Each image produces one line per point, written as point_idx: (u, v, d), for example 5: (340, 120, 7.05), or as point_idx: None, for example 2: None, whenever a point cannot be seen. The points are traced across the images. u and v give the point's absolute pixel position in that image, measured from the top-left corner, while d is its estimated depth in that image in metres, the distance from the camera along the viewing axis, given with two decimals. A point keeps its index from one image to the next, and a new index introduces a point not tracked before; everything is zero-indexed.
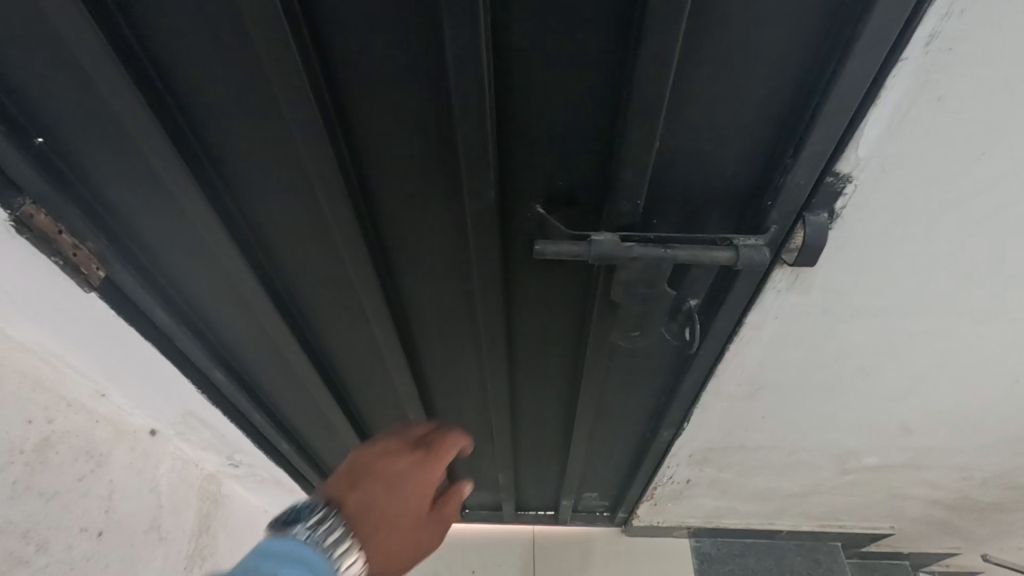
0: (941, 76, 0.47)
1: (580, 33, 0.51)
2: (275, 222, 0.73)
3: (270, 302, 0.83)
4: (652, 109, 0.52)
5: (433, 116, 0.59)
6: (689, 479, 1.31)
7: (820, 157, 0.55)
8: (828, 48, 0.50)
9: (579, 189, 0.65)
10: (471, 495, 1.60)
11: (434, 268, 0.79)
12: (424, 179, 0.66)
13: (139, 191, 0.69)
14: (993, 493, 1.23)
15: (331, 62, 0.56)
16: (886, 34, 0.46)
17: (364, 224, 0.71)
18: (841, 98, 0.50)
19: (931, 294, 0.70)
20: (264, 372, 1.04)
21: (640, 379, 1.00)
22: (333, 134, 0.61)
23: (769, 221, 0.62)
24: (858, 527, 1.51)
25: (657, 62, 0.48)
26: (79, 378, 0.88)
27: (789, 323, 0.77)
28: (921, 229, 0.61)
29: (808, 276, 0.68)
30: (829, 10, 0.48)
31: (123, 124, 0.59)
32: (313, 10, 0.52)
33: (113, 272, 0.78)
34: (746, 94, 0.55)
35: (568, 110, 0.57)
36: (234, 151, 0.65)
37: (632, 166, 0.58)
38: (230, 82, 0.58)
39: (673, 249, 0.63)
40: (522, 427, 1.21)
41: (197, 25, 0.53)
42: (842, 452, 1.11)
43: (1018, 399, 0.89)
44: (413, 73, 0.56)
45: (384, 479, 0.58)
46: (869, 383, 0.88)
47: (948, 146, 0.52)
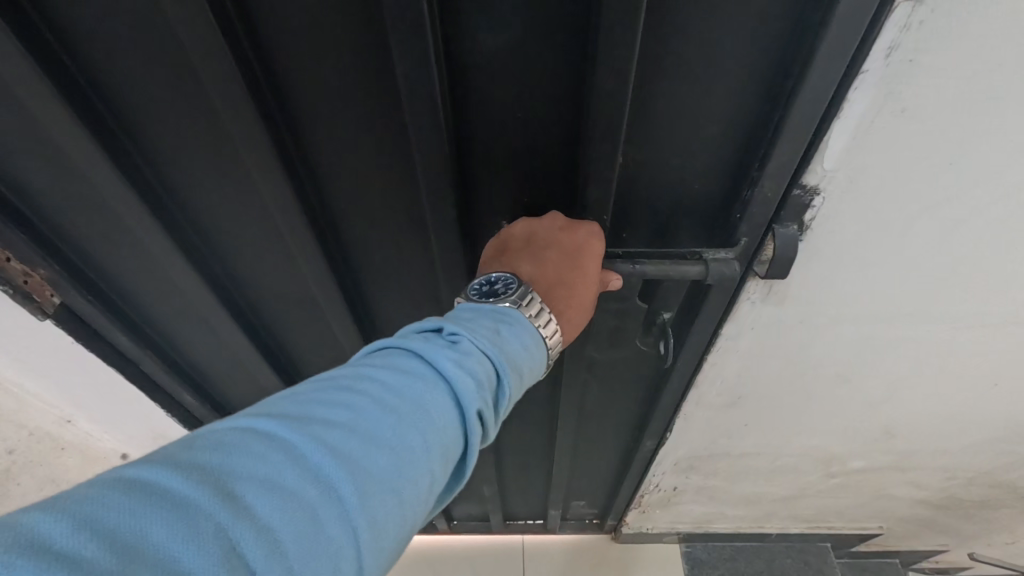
0: (905, 88, 0.46)
1: (537, 45, 0.49)
2: (236, 242, 0.72)
3: (234, 321, 0.82)
4: (612, 124, 0.50)
5: (388, 133, 0.57)
6: (676, 486, 1.29)
7: (785, 170, 0.54)
8: (789, 57, 0.49)
9: (547, 205, 0.63)
10: (458, 507, 1.58)
11: (403, 282, 0.78)
12: (386, 197, 0.65)
13: (86, 218, 0.66)
14: (977, 491, 1.23)
15: (279, 78, 0.54)
16: (846, 46, 0.45)
17: (324, 241, 0.70)
18: (803, 110, 0.49)
19: (906, 300, 0.69)
20: (236, 391, 1.01)
21: (621, 388, 0.99)
22: (285, 152, 0.60)
23: (739, 235, 0.61)
24: (847, 528, 1.51)
25: (613, 77, 0.47)
26: (45, 405, 0.90)
27: (765, 333, 0.76)
28: (895, 237, 0.60)
29: (781, 287, 0.67)
30: (786, 19, 0.47)
31: (61, 148, 0.57)
32: (255, 25, 0.50)
33: (69, 299, 0.74)
34: (709, 105, 0.54)
35: (528, 126, 0.55)
36: (186, 173, 0.63)
37: (596, 181, 0.56)
38: (175, 103, 0.56)
39: (641, 264, 0.64)
40: (504, 439, 1.19)
41: (133, 43, 0.51)
42: (826, 456, 1.10)
43: (999, 400, 0.89)
44: (365, 88, 0.54)
45: (562, 250, 0.58)
46: (851, 388, 0.87)
47: (918, 156, 0.51)
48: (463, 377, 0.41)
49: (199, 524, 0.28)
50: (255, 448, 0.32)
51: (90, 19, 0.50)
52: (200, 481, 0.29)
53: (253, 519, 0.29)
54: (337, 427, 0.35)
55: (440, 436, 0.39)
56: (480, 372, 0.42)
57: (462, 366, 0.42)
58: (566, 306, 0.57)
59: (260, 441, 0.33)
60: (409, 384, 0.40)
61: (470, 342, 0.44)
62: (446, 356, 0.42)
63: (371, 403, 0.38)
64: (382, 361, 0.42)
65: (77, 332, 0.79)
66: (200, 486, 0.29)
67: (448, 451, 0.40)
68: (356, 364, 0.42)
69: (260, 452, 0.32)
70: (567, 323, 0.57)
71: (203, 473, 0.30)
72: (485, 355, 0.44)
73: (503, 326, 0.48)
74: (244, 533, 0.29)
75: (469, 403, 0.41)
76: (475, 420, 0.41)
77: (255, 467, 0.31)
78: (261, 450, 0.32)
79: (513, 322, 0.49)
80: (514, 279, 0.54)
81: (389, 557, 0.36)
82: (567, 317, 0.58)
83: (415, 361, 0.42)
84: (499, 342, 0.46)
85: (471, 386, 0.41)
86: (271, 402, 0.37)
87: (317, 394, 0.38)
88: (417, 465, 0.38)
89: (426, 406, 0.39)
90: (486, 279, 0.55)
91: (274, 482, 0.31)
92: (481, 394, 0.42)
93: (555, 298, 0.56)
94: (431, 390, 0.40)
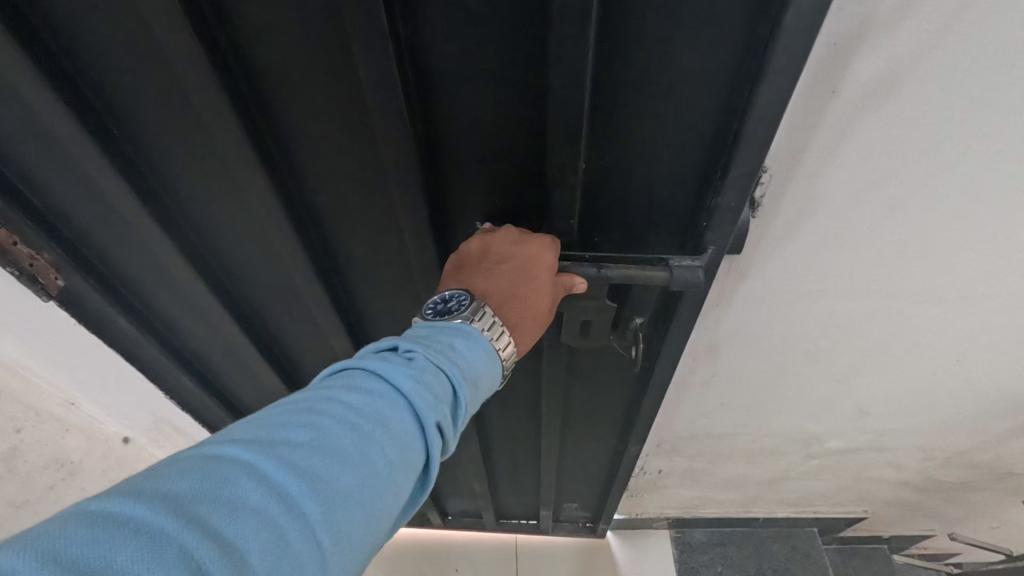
0: (833, 69, 0.51)
1: (495, 56, 0.53)
2: (225, 236, 0.76)
3: (229, 313, 0.87)
4: (568, 130, 0.54)
5: (363, 140, 0.62)
6: (661, 469, 1.33)
7: (746, 178, 0.57)
8: (741, 66, 0.53)
9: (515, 207, 0.68)
10: (453, 502, 1.63)
11: (385, 279, 0.83)
12: (364, 198, 0.69)
13: (88, 209, 0.70)
14: (956, 472, 1.26)
15: (261, 87, 0.58)
16: (794, 58, 0.47)
17: (309, 237, 0.75)
18: (760, 122, 0.52)
19: (865, 277, 0.73)
20: (231, 376, 1.06)
21: (602, 394, 1.04)
22: (266, 154, 0.64)
23: (706, 243, 0.65)
24: (833, 512, 1.54)
25: (568, 85, 0.51)
26: (50, 389, 0.96)
27: (731, 310, 0.81)
28: (843, 212, 0.64)
29: (741, 263, 0.72)
30: (735, 30, 0.50)
31: (67, 151, 0.62)
32: (236, 36, 0.54)
33: (73, 283, 0.79)
34: (665, 110, 0.57)
35: (493, 130, 0.59)
36: (176, 171, 0.67)
37: (561, 185, 0.61)
38: (164, 109, 0.60)
39: (606, 269, 0.68)
40: (492, 433, 1.22)
41: (131, 56, 0.56)
42: (804, 436, 1.13)
43: (966, 378, 0.92)
44: (339, 95, 0.58)
45: (517, 264, 0.62)
46: (821, 366, 0.91)
47: (853, 134, 0.56)
48: (422, 391, 0.44)
49: (163, 549, 0.29)
50: (219, 471, 0.34)
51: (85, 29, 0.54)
52: (164, 507, 0.31)
53: (218, 539, 0.31)
54: (300, 447, 0.38)
55: (402, 448, 0.42)
56: (436, 385, 0.46)
57: (419, 380, 0.45)
58: (519, 318, 0.61)
59: (223, 466, 0.34)
60: (369, 402, 0.42)
61: (426, 358, 0.47)
62: (403, 372, 0.45)
63: (333, 421, 0.40)
64: (343, 381, 0.44)
65: (79, 312, 0.83)
66: (163, 512, 0.31)
67: (409, 463, 0.43)
68: (316, 387, 0.44)
69: (224, 476, 0.34)
70: (522, 336, 0.61)
71: (167, 500, 0.31)
72: (441, 370, 0.47)
73: (457, 340, 0.52)
74: (209, 553, 0.30)
75: (429, 415, 0.44)
76: (434, 431, 0.45)
77: (218, 491, 0.33)
78: (223, 473, 0.34)
79: (468, 336, 0.53)
80: (466, 296, 0.58)
81: (353, 566, 0.39)
82: (519, 330, 0.61)
83: (374, 380, 0.44)
84: (454, 356, 0.50)
85: (428, 400, 0.44)
86: (234, 429, 0.39)
87: (278, 417, 0.40)
88: (378, 479, 0.40)
89: (386, 421, 0.42)
90: (441, 297, 0.59)
91: (238, 502, 0.33)
92: (439, 406, 0.45)
93: (506, 312, 0.61)
94: (392, 407, 0.43)
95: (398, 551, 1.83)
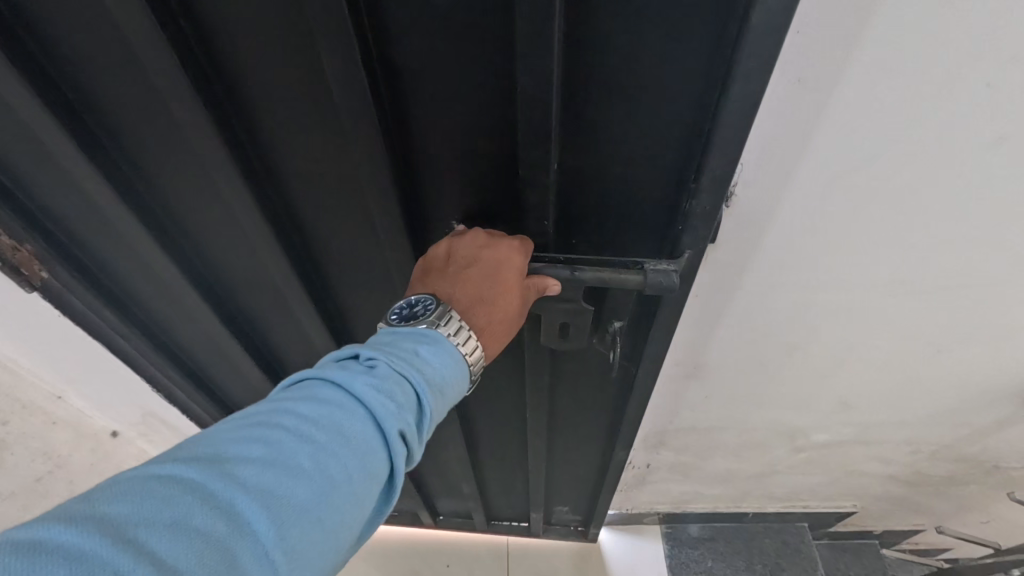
0: (804, 61, 0.52)
1: (464, 61, 0.54)
2: (206, 231, 0.77)
3: (211, 308, 0.88)
4: (537, 133, 0.55)
5: (337, 142, 0.63)
6: (648, 463, 1.34)
7: (718, 179, 0.58)
8: (713, 70, 0.53)
9: (489, 208, 0.69)
10: (443, 502, 1.63)
11: (366, 278, 0.83)
12: (341, 199, 0.70)
13: (70, 202, 0.71)
14: (943, 465, 1.27)
15: (236, 87, 0.59)
16: (761, 61, 0.48)
17: (288, 235, 0.76)
18: (730, 125, 0.53)
19: (847, 268, 0.73)
20: (218, 371, 1.07)
21: (588, 399, 1.05)
22: (241, 151, 0.65)
23: (683, 247, 0.66)
24: (821, 506, 1.55)
25: (537, 87, 0.51)
26: (41, 382, 0.96)
27: (711, 301, 0.82)
28: (822, 203, 0.65)
29: (721, 253, 0.73)
30: (706, 34, 0.51)
31: (46, 147, 0.63)
32: (211, 36, 0.55)
33: (57, 274, 0.80)
34: (638, 114, 0.58)
35: (464, 132, 0.60)
36: (155, 167, 0.68)
37: (533, 187, 0.62)
38: (142, 107, 0.61)
39: (579, 271, 0.68)
40: (480, 433, 1.23)
41: (103, 54, 0.56)
42: (789, 429, 1.14)
43: (946, 370, 0.93)
44: (313, 97, 0.58)
45: (485, 266, 0.63)
46: (804, 358, 0.91)
47: (830, 125, 0.56)
48: (382, 400, 0.45)
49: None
50: (161, 492, 0.34)
51: (60, 28, 0.54)
52: (99, 532, 0.31)
53: (157, 562, 0.32)
54: (250, 463, 0.38)
55: (362, 458, 0.43)
56: (398, 394, 0.46)
57: (380, 390, 0.45)
58: (486, 321, 0.61)
59: (166, 486, 0.35)
60: (326, 414, 0.43)
61: (388, 365, 0.48)
62: (363, 381, 0.45)
63: (289, 434, 0.41)
64: (301, 393, 0.45)
65: (61, 304, 0.84)
66: (98, 538, 0.31)
67: (371, 473, 0.43)
68: (275, 399, 0.45)
69: (167, 496, 0.34)
70: (488, 341, 0.61)
71: (104, 524, 0.32)
72: (404, 377, 0.48)
73: (422, 346, 0.53)
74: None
75: (391, 424, 0.44)
76: (397, 440, 0.45)
77: (159, 513, 0.33)
78: (170, 493, 0.34)
79: (434, 342, 0.54)
80: (432, 300, 0.58)
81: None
82: (487, 334, 0.61)
83: (333, 390, 0.45)
84: (418, 363, 0.51)
85: (389, 408, 0.45)
86: (185, 446, 0.39)
87: (230, 433, 0.40)
88: (337, 490, 0.41)
89: (344, 432, 0.43)
90: (407, 302, 0.59)
91: (180, 523, 0.33)
92: (402, 415, 0.46)
93: (473, 314, 0.61)
94: (351, 417, 0.43)
95: (390, 548, 1.83)
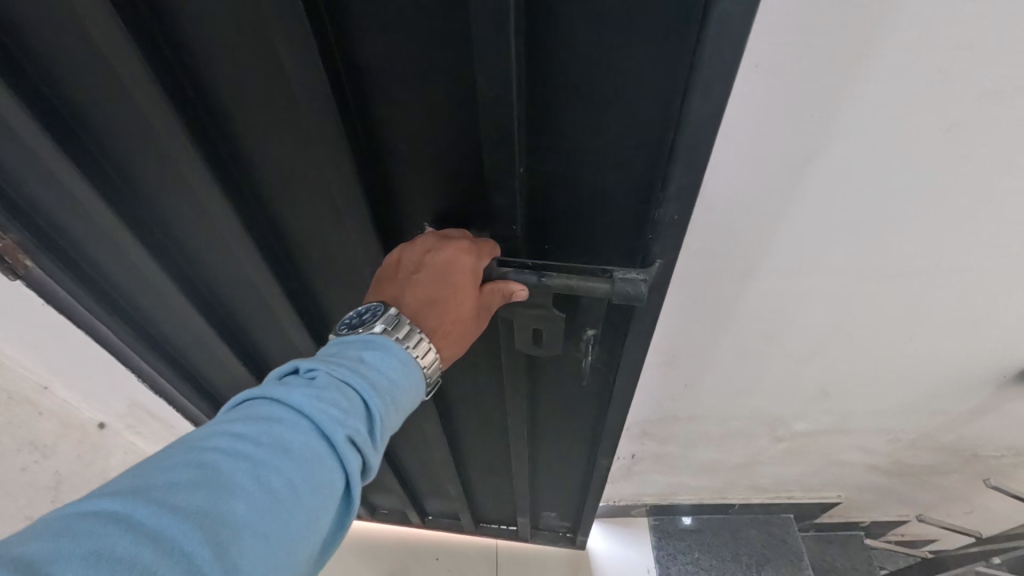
0: (773, 54, 0.53)
1: (426, 65, 0.55)
2: (184, 226, 0.78)
3: (191, 301, 0.90)
4: (501, 135, 0.57)
5: (304, 146, 0.63)
6: (634, 454, 1.35)
7: (684, 185, 0.59)
8: (678, 79, 0.53)
9: (456, 209, 0.71)
10: (431, 502, 1.65)
11: (344, 276, 0.85)
12: (311, 199, 0.71)
13: (50, 193, 0.72)
14: (924, 455, 1.29)
15: (206, 87, 0.61)
16: (722, 72, 0.48)
17: (262, 231, 0.78)
18: (694, 133, 0.54)
19: (824, 255, 0.75)
20: (205, 362, 1.08)
21: (569, 407, 1.07)
22: (212, 145, 0.66)
23: (653, 257, 0.68)
24: (806, 497, 1.57)
25: (497, 92, 0.52)
26: (26, 374, 0.98)
27: (691, 286, 0.83)
28: (796, 192, 0.66)
29: (699, 240, 0.75)
30: (670, 42, 0.51)
31: (22, 139, 0.64)
32: (178, 36, 0.56)
33: (39, 263, 0.82)
34: (604, 120, 0.58)
35: (430, 133, 0.62)
36: (132, 162, 0.69)
37: (500, 189, 0.63)
38: (116, 105, 0.62)
39: (547, 278, 0.71)
40: (464, 434, 1.24)
41: (71, 47, 0.56)
42: (769, 418, 1.16)
43: (920, 358, 0.95)
44: (281, 101, 0.59)
45: (435, 270, 0.64)
46: (782, 345, 0.93)
47: (801, 114, 0.58)
48: (322, 408, 0.46)
49: None
50: (84, 525, 0.35)
51: (33, 26, 0.55)
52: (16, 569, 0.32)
53: None
54: (183, 486, 0.39)
55: (307, 468, 0.44)
56: (341, 400, 0.48)
57: (320, 398, 0.47)
58: (439, 323, 0.64)
59: (90, 519, 0.36)
60: (263, 430, 0.45)
61: (329, 374, 0.49)
62: (301, 393, 0.47)
63: (228, 456, 0.42)
64: (240, 414, 0.46)
65: (44, 292, 0.86)
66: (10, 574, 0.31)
67: (318, 481, 0.44)
68: (215, 422, 0.46)
69: (90, 529, 0.35)
70: (442, 342, 0.64)
71: (23, 561, 0.33)
72: (346, 383, 0.49)
73: (368, 352, 0.54)
74: None
75: (334, 431, 0.46)
76: (345, 446, 0.46)
77: (82, 545, 0.34)
78: (95, 525, 0.36)
79: (381, 347, 0.55)
80: (380, 307, 0.60)
81: None
82: (441, 335, 0.64)
83: (271, 406, 0.47)
84: (364, 369, 0.52)
85: (331, 416, 0.46)
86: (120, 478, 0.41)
87: (165, 460, 0.42)
88: (285, 503, 0.42)
89: (287, 446, 0.44)
90: (356, 312, 0.61)
91: (104, 553, 0.34)
92: (346, 421, 0.47)
93: (426, 318, 0.63)
94: (290, 430, 0.45)
95: (380, 543, 1.85)
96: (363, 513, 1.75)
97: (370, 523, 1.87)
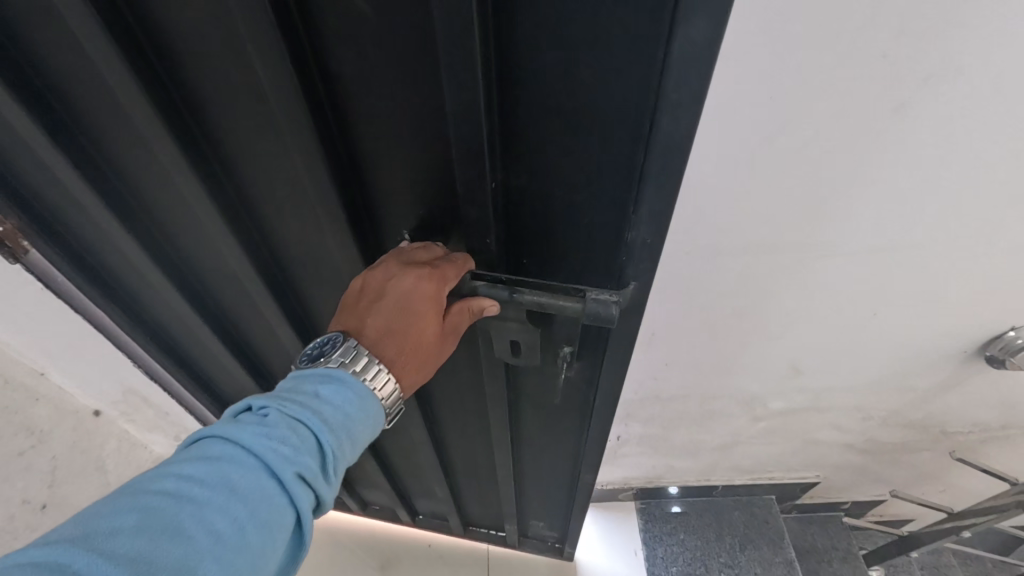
0: (745, 48, 0.57)
1: (398, 79, 0.59)
2: (174, 221, 0.81)
3: (182, 294, 0.92)
4: (470, 151, 0.60)
5: (282, 152, 0.67)
6: (620, 436, 1.39)
7: (654, 200, 0.62)
8: (648, 100, 0.57)
9: (429, 217, 0.74)
10: (420, 503, 1.68)
11: (328, 275, 0.88)
12: (292, 201, 0.74)
13: (47, 181, 0.75)
14: (896, 433, 1.35)
15: (190, 90, 0.64)
16: (688, 99, 0.51)
17: (246, 228, 0.81)
18: (660, 154, 0.57)
19: (802, 234, 0.80)
20: (199, 351, 1.11)
21: (552, 419, 1.10)
22: (194, 146, 0.69)
23: (628, 278, 0.73)
24: (786, 478, 1.63)
25: (466, 110, 0.56)
26: (22, 359, 1.00)
27: (672, 267, 0.88)
28: (771, 175, 0.71)
29: (682, 223, 0.79)
30: (639, 65, 0.54)
31: (19, 134, 0.67)
32: (166, 42, 0.60)
33: (38, 249, 0.84)
34: (574, 136, 0.62)
35: (402, 143, 0.66)
36: (123, 158, 0.72)
37: (472, 202, 0.66)
38: (107, 106, 0.65)
39: (520, 294, 0.74)
40: (451, 439, 1.27)
41: (64, 49, 0.59)
42: (745, 397, 1.20)
43: (884, 335, 1.01)
44: (262, 107, 0.63)
45: (397, 297, 0.67)
46: (759, 323, 0.98)
47: (775, 102, 0.62)
48: (271, 447, 0.50)
49: None
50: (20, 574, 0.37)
51: (29, 28, 0.58)
52: None
53: None
54: (127, 531, 0.42)
55: (254, 507, 0.47)
56: (291, 438, 0.51)
57: (270, 437, 0.50)
58: (400, 353, 0.68)
59: (27, 568, 0.37)
60: (212, 470, 0.48)
61: (280, 413, 0.53)
62: (252, 432, 0.50)
63: (176, 498, 0.45)
64: (189, 455, 0.49)
65: (44, 275, 0.88)
66: None
67: (266, 519, 0.48)
68: (166, 463, 0.49)
69: None
70: (404, 370, 0.69)
71: None
72: (297, 420, 0.53)
73: (322, 388, 0.58)
74: None
75: (283, 469, 0.49)
76: (294, 482, 0.50)
77: None
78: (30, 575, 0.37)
79: (336, 381, 0.59)
80: (340, 339, 0.64)
81: None
82: (403, 362, 0.68)
83: (222, 446, 0.50)
84: (316, 405, 0.56)
85: (281, 454, 0.50)
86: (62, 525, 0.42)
87: (111, 505, 0.44)
88: (229, 543, 0.45)
89: (235, 486, 0.47)
90: (318, 342, 0.65)
91: None
92: (296, 458, 0.51)
93: (387, 347, 0.67)
94: (240, 469, 0.48)
95: (372, 537, 1.88)
96: (354, 508, 1.78)
97: (361, 519, 1.90)
